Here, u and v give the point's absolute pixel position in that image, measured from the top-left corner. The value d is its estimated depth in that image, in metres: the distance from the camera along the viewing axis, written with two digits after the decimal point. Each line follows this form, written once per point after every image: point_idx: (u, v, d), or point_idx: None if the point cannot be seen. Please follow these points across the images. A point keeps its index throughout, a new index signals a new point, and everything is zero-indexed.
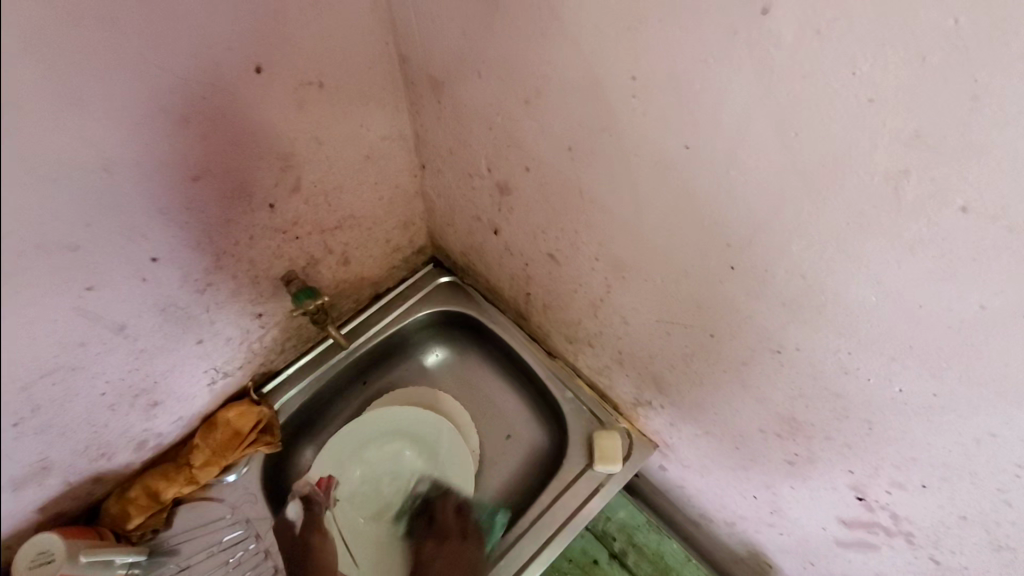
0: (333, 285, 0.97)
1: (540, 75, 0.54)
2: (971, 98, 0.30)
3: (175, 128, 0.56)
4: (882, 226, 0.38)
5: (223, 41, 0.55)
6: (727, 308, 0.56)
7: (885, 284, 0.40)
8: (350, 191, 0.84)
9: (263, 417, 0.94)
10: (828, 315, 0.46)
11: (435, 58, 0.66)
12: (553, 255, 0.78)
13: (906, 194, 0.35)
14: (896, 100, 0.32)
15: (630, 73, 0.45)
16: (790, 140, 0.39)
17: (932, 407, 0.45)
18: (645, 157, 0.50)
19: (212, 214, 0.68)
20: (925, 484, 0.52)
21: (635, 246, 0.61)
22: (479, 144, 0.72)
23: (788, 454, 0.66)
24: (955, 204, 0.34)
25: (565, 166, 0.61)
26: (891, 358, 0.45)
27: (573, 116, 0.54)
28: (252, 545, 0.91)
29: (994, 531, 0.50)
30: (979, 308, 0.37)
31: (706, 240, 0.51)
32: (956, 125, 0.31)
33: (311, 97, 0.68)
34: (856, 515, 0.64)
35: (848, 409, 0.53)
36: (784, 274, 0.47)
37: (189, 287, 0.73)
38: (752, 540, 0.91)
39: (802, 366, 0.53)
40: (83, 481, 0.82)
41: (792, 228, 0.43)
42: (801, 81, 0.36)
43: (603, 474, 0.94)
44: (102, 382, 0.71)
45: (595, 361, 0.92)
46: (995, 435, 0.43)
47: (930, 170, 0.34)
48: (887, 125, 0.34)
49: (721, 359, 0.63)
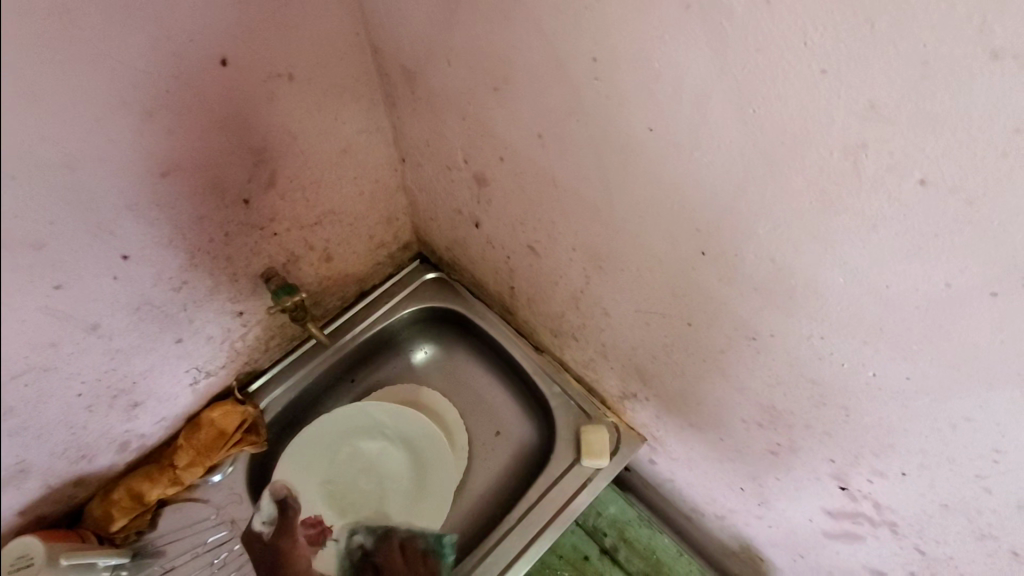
0: (316, 283, 0.96)
1: (506, 61, 0.53)
2: (921, 66, 0.29)
3: (139, 123, 0.56)
4: (845, 204, 0.37)
5: (185, 33, 0.54)
6: (702, 295, 0.55)
7: (852, 265, 0.39)
8: (328, 186, 0.83)
9: (247, 417, 0.94)
10: (800, 298, 0.45)
11: (405, 49, 0.65)
12: (532, 247, 0.77)
13: (865, 170, 0.34)
14: (849, 71, 0.31)
15: (591, 54, 0.44)
16: (749, 117, 0.38)
17: (907, 391, 0.44)
18: (611, 141, 0.49)
19: (184, 210, 0.67)
20: (906, 471, 0.51)
21: (609, 235, 0.60)
22: (454, 136, 0.71)
23: (771, 444, 0.65)
24: (913, 178, 0.33)
25: (536, 155, 0.60)
26: (863, 342, 0.44)
27: (541, 102, 0.53)
28: (236, 546, 0.90)
29: (975, 518, 0.49)
30: (945, 287, 0.36)
31: (677, 226, 0.50)
32: (909, 95, 0.30)
33: (282, 90, 0.67)
34: (841, 505, 0.63)
35: (825, 396, 0.51)
36: (753, 258, 0.46)
37: (164, 285, 0.72)
38: (742, 533, 0.90)
39: (777, 353, 0.52)
40: (64, 483, 0.81)
41: (757, 211, 0.42)
42: (756, 56, 0.35)
43: (591, 469, 0.93)
44: (78, 382, 0.71)
45: (580, 355, 0.91)
46: (970, 420, 0.42)
47: (887, 144, 0.32)
48: (842, 97, 0.33)
49: (700, 348, 0.62)
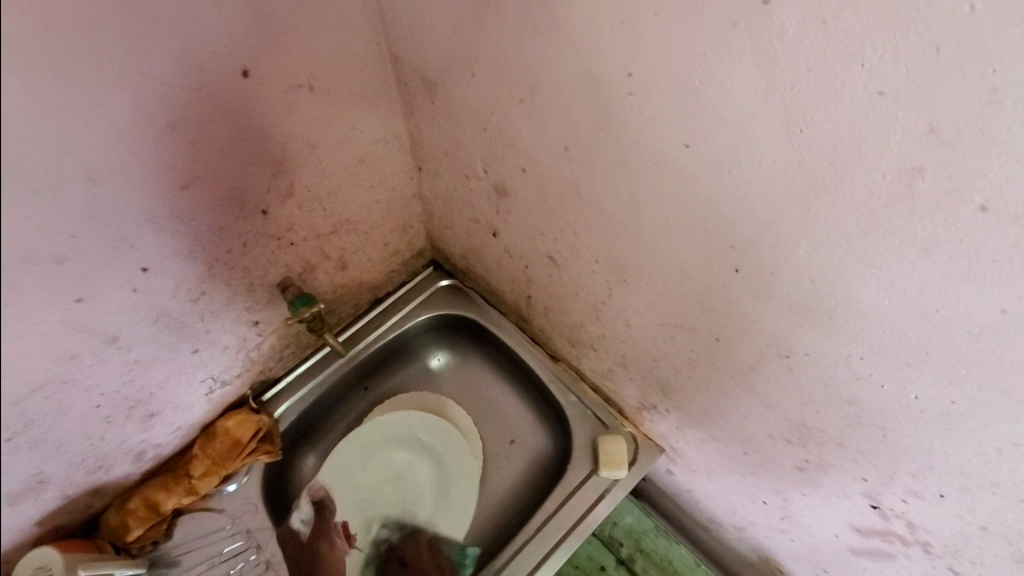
0: (331, 291, 0.95)
1: (534, 74, 0.52)
2: (989, 91, 0.28)
3: (161, 134, 0.55)
4: (895, 226, 0.36)
5: (207, 45, 0.54)
6: (733, 312, 0.53)
7: (898, 287, 0.38)
8: (345, 196, 0.82)
9: (262, 426, 0.93)
10: (839, 318, 0.44)
11: (426, 58, 0.64)
12: (552, 258, 0.76)
13: (919, 193, 0.33)
14: (908, 92, 0.30)
15: (626, 69, 0.43)
16: (796, 136, 0.36)
17: (951, 414, 0.43)
18: (643, 157, 0.48)
19: (203, 221, 0.66)
20: (943, 493, 0.50)
21: (636, 248, 0.59)
22: (475, 146, 0.70)
23: (798, 460, 0.63)
24: (972, 203, 0.32)
25: (562, 167, 0.59)
26: (906, 364, 0.43)
27: (569, 115, 0.52)
28: (252, 556, 0.89)
29: (1016, 542, 0.48)
30: (1000, 313, 0.34)
31: (709, 242, 0.49)
32: (974, 120, 0.29)
33: (302, 100, 0.66)
34: (870, 523, 0.62)
35: (861, 416, 0.50)
36: (790, 277, 0.45)
37: (182, 297, 0.72)
38: (762, 545, 0.88)
39: (811, 371, 0.51)
40: (81, 493, 0.81)
41: (797, 230, 0.41)
42: (806, 75, 0.34)
43: (609, 480, 0.92)
44: (96, 394, 0.70)
45: (599, 365, 0.90)
46: (1017, 445, 0.40)
47: (945, 168, 0.31)
48: (900, 119, 0.31)
49: (727, 363, 0.60)
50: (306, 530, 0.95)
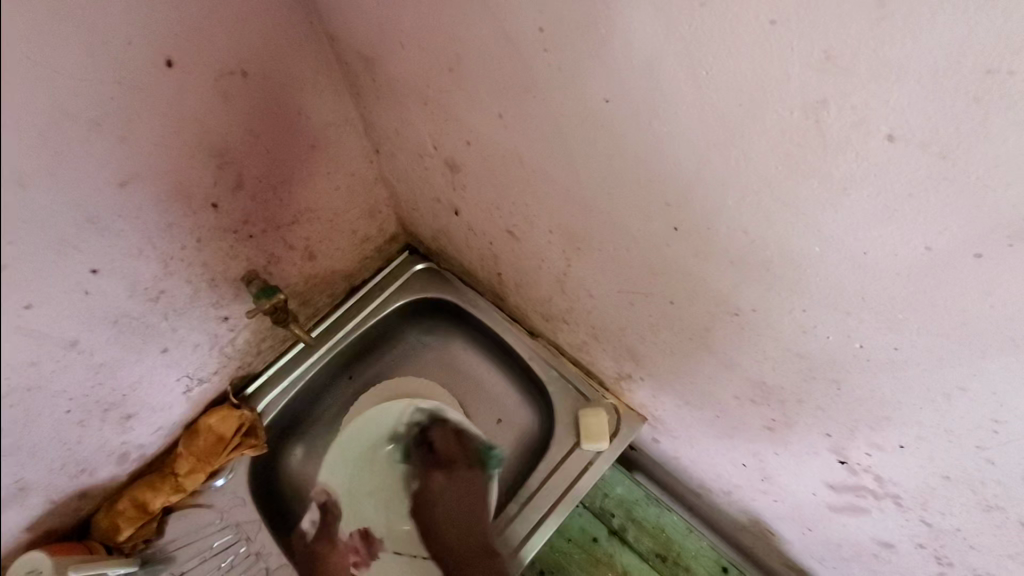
0: (301, 281, 0.95)
1: (456, 39, 0.50)
2: (877, 6, 0.26)
3: (87, 133, 0.54)
4: (812, 165, 0.34)
5: (121, 36, 0.52)
6: (682, 273, 0.52)
7: (826, 232, 0.36)
8: (301, 184, 0.81)
9: (245, 421, 0.94)
10: (778, 271, 0.42)
11: (359, 35, 0.62)
12: (511, 231, 0.74)
13: (829, 128, 0.31)
14: (799, 18, 0.28)
15: (536, 24, 0.41)
16: (702, 79, 0.34)
17: (896, 361, 0.41)
18: (569, 116, 0.46)
19: (150, 219, 0.65)
20: (903, 444, 0.48)
21: (582, 214, 0.57)
22: (420, 122, 0.68)
23: (767, 420, 0.62)
24: (879, 133, 0.30)
25: (501, 136, 0.57)
26: (846, 313, 0.41)
27: (495, 80, 0.50)
28: (242, 548, 0.90)
29: (979, 490, 0.47)
30: (926, 250, 0.33)
31: (647, 201, 0.47)
32: (867, 43, 0.27)
33: (236, 88, 0.64)
34: (842, 479, 0.61)
35: (815, 370, 0.49)
36: (726, 230, 0.43)
37: (140, 297, 0.71)
38: (750, 508, 0.88)
39: (760, 327, 0.49)
40: (67, 497, 0.82)
41: (723, 180, 0.39)
42: (701, 11, 0.31)
43: (592, 452, 0.92)
44: (65, 399, 0.70)
45: (573, 338, 0.89)
46: (965, 389, 0.39)
47: (849, 98, 0.29)
48: (797, 49, 0.29)
49: (685, 327, 0.59)
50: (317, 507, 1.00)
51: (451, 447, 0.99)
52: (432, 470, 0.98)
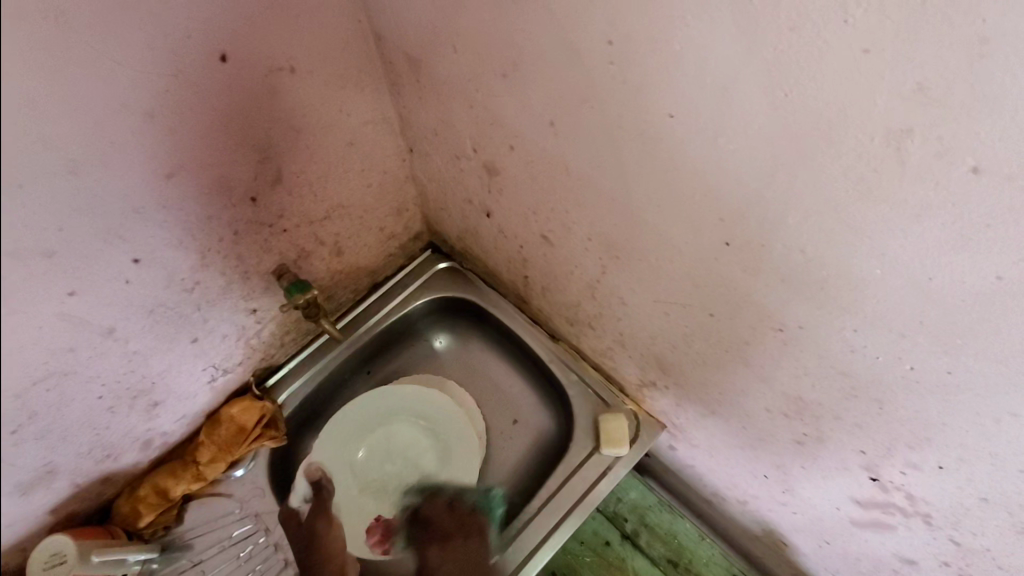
0: (328, 276, 0.95)
1: (515, 46, 0.50)
2: (980, 42, 0.26)
3: (143, 124, 0.54)
4: (886, 191, 0.34)
5: (182, 29, 0.52)
6: (728, 288, 0.52)
7: (890, 256, 0.37)
8: (336, 180, 0.81)
9: (267, 412, 0.94)
10: (832, 291, 0.43)
11: (409, 36, 0.62)
12: (546, 236, 0.75)
13: (909, 156, 0.32)
14: (894, 49, 0.29)
15: (606, 37, 0.42)
16: (781, 102, 0.35)
17: (946, 385, 0.42)
18: (626, 129, 0.47)
19: (192, 210, 0.66)
20: (942, 465, 0.49)
21: (626, 224, 0.58)
22: (462, 124, 0.69)
23: (798, 434, 0.63)
24: (964, 165, 0.30)
25: (549, 143, 0.57)
26: (901, 335, 0.41)
27: (552, 89, 0.51)
28: (261, 539, 0.91)
29: (1016, 513, 0.47)
30: (995, 280, 0.33)
31: (700, 216, 0.48)
32: (963, 76, 0.28)
33: (284, 83, 0.65)
34: (870, 496, 0.61)
35: (857, 389, 0.50)
36: (782, 249, 0.43)
37: (175, 287, 0.72)
38: (766, 519, 0.89)
39: (805, 344, 0.50)
40: (91, 482, 0.82)
41: (788, 199, 0.40)
42: (790, 34, 0.32)
43: (611, 458, 0.92)
44: (98, 385, 0.71)
45: (598, 343, 0.89)
46: (1016, 415, 0.40)
47: (936, 128, 0.30)
48: (887, 78, 0.30)
49: (723, 340, 0.59)
50: (305, 509, 0.95)
51: (446, 518, 0.93)
52: (432, 543, 0.91)
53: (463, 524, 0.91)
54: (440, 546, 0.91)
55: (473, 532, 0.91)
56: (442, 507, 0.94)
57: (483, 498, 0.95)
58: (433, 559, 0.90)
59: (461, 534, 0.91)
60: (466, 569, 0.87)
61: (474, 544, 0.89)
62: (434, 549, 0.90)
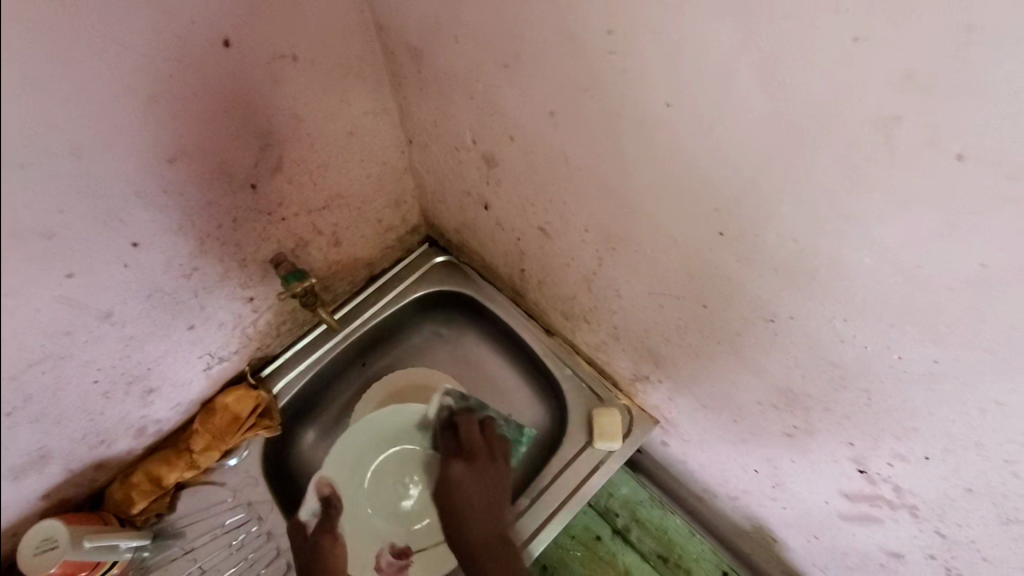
0: (325, 267, 0.96)
1: (516, 37, 0.51)
2: (964, 32, 0.27)
3: (145, 108, 0.54)
4: (875, 180, 0.35)
5: (187, 13, 0.53)
6: (722, 279, 0.53)
7: (878, 244, 0.38)
8: (336, 169, 0.82)
9: (261, 401, 0.95)
10: (822, 281, 0.44)
11: (412, 26, 0.63)
12: (543, 229, 0.76)
13: (898, 144, 0.33)
14: (884, 38, 0.30)
15: (606, 27, 0.42)
16: (774, 92, 0.36)
17: (933, 374, 0.43)
18: (625, 120, 0.48)
19: (192, 195, 0.66)
20: (928, 455, 0.50)
21: (623, 215, 0.58)
22: (462, 115, 0.69)
23: (787, 427, 0.64)
24: (949, 152, 0.31)
25: (548, 134, 0.58)
26: (888, 324, 0.42)
27: (552, 79, 0.52)
28: (254, 527, 0.91)
29: (1000, 503, 0.48)
30: (979, 267, 0.34)
31: (695, 206, 0.49)
32: (949, 64, 0.29)
33: (286, 71, 0.65)
34: (859, 488, 0.62)
35: (846, 379, 0.50)
36: (773, 239, 0.44)
37: (174, 273, 0.72)
38: (756, 514, 0.89)
39: (796, 335, 0.51)
40: (83, 467, 0.82)
41: (781, 189, 0.41)
42: (784, 24, 0.33)
43: (603, 451, 0.93)
44: (93, 370, 0.71)
45: (592, 338, 0.90)
46: (1001, 403, 0.40)
47: (923, 116, 0.31)
48: (876, 66, 0.31)
49: (716, 331, 0.60)
50: (312, 522, 0.93)
51: (474, 435, 0.96)
52: (455, 459, 0.95)
53: (490, 446, 0.95)
54: (467, 463, 0.94)
55: (496, 455, 0.95)
56: (475, 429, 0.97)
57: (516, 431, 0.97)
58: (457, 473, 0.94)
59: (488, 454, 0.95)
60: (489, 484, 0.92)
61: (502, 466, 0.94)
62: (459, 466, 0.94)
